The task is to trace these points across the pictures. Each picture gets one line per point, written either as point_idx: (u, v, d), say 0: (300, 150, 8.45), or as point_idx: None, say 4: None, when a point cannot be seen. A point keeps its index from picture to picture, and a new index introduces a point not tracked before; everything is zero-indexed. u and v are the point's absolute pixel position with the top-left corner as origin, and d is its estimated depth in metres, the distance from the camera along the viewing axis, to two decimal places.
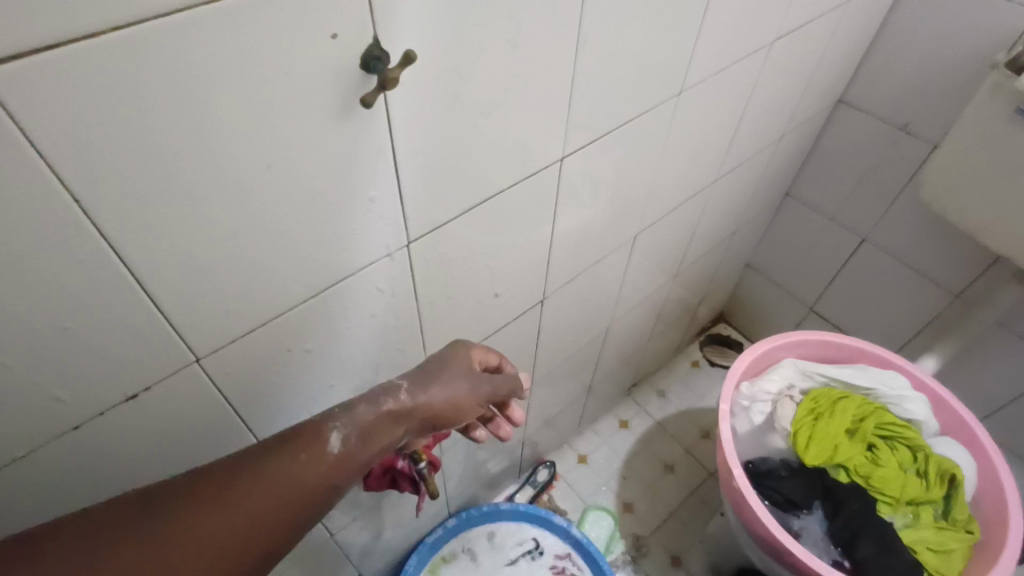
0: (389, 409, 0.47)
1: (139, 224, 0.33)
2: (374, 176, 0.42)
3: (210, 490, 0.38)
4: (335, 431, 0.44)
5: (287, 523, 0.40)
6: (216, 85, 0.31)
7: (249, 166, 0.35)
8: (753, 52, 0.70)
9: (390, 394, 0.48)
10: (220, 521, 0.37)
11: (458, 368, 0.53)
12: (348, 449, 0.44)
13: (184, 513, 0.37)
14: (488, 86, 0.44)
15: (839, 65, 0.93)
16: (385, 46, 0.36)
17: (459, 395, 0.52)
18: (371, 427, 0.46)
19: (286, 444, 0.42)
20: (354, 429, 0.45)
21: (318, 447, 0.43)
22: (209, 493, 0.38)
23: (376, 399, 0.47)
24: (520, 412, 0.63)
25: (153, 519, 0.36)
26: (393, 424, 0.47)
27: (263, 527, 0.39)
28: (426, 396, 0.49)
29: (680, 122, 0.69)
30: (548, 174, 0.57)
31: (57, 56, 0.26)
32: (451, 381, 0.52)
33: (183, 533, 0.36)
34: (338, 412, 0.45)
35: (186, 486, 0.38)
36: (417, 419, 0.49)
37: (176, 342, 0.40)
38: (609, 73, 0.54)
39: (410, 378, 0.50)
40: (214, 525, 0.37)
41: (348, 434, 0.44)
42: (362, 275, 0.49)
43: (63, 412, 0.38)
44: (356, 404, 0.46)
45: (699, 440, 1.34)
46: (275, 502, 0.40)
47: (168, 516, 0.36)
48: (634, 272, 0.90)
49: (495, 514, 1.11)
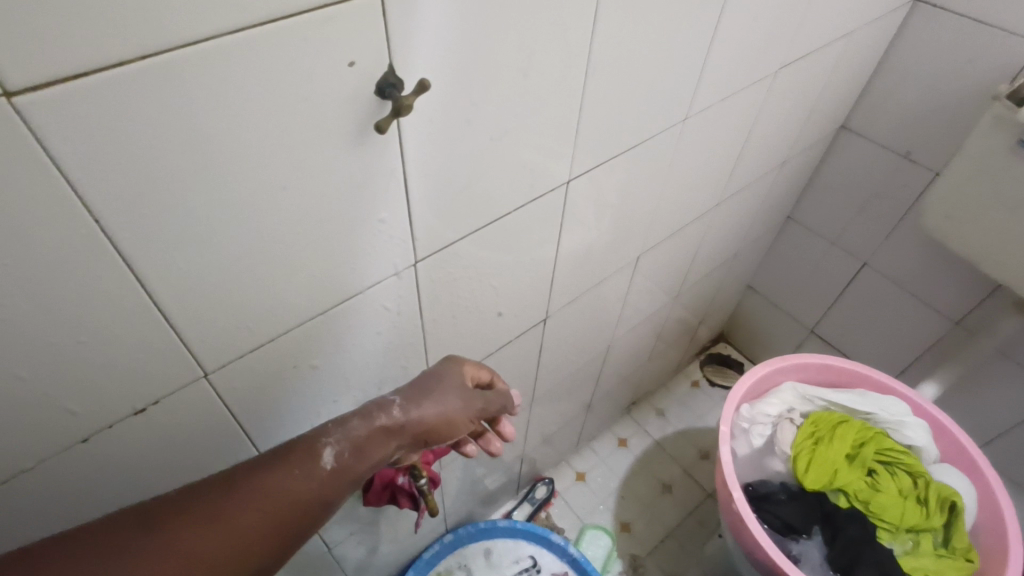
0: (382, 425, 0.47)
1: (156, 244, 0.34)
2: (385, 198, 0.43)
3: (205, 507, 0.39)
4: (328, 447, 0.44)
5: (277, 539, 0.40)
6: (237, 110, 0.32)
7: (264, 187, 0.36)
8: (758, 81, 0.71)
9: (383, 410, 0.48)
10: (213, 539, 0.38)
11: (451, 384, 0.53)
12: (342, 465, 0.44)
13: (178, 530, 0.37)
14: (499, 113, 0.45)
15: (842, 93, 0.94)
16: (400, 73, 0.37)
17: (452, 410, 0.52)
18: (364, 442, 0.46)
19: (278, 460, 0.42)
20: (347, 444, 0.45)
21: (310, 463, 0.43)
22: (203, 510, 0.39)
23: (369, 414, 0.47)
24: (511, 428, 0.62)
25: (145, 536, 0.36)
26: (386, 440, 0.47)
27: (254, 544, 0.39)
28: (419, 412, 0.49)
29: (685, 148, 0.70)
30: (554, 197, 0.58)
31: (86, 84, 0.27)
32: (444, 397, 0.52)
33: (177, 550, 0.36)
34: (331, 427, 0.45)
35: (182, 503, 0.39)
36: (409, 434, 0.49)
37: (187, 358, 0.41)
38: (616, 101, 0.55)
39: (403, 394, 0.50)
40: (208, 542, 0.37)
41: (341, 449, 0.44)
42: (371, 294, 0.49)
43: (74, 425, 0.39)
44: (348, 420, 0.46)
45: (697, 460, 1.33)
46: (266, 519, 0.40)
47: (163, 532, 0.37)
48: (637, 292, 0.91)
49: (493, 531, 1.10)
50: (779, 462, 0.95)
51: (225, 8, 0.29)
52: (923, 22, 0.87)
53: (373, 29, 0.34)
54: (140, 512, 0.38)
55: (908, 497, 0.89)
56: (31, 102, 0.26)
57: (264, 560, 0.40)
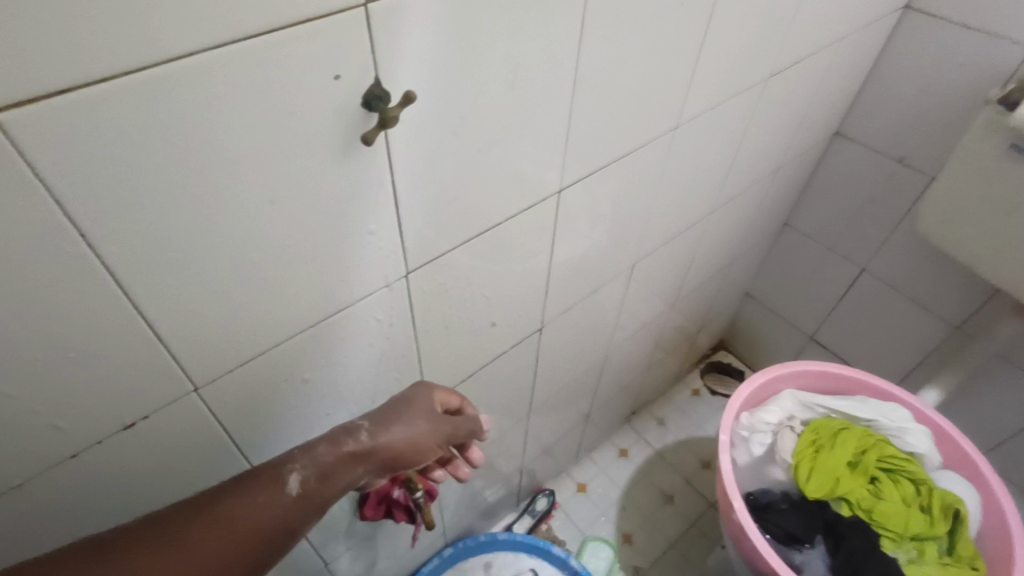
0: (349, 450, 0.47)
1: (144, 262, 0.34)
2: (372, 210, 0.43)
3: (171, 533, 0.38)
4: (293, 473, 0.44)
5: (242, 567, 0.40)
6: (220, 122, 0.32)
7: (251, 200, 0.36)
8: (747, 88, 0.71)
9: (351, 435, 0.48)
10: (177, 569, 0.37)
11: (419, 408, 0.53)
12: (307, 491, 0.44)
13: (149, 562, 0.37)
14: (488, 124, 0.46)
15: (835, 98, 0.94)
16: (386, 85, 0.37)
17: (420, 435, 0.51)
18: (331, 467, 0.45)
19: (241, 487, 0.42)
20: (314, 470, 0.44)
21: (274, 490, 0.43)
22: (172, 535, 0.38)
23: (337, 440, 0.47)
24: (479, 454, 0.62)
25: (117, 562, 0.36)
26: (352, 465, 0.47)
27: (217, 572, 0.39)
28: (387, 437, 0.49)
29: (677, 154, 0.70)
30: (546, 206, 0.58)
31: (72, 100, 0.27)
32: (413, 421, 0.51)
33: None
34: (297, 454, 0.45)
35: (153, 529, 0.38)
36: (377, 459, 0.48)
37: (176, 373, 0.41)
38: (605, 109, 0.55)
39: (371, 419, 0.50)
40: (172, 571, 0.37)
41: (307, 475, 0.44)
42: (362, 306, 0.49)
43: (62, 440, 0.39)
44: (315, 445, 0.46)
45: (699, 470, 1.32)
46: (229, 548, 0.39)
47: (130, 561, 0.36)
48: (633, 299, 0.91)
49: (493, 545, 1.09)
50: (778, 470, 0.95)
51: (211, 24, 0.29)
52: (912, 28, 0.88)
53: (358, 43, 0.34)
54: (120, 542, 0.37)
55: (912, 504, 0.87)
56: (13, 118, 0.26)
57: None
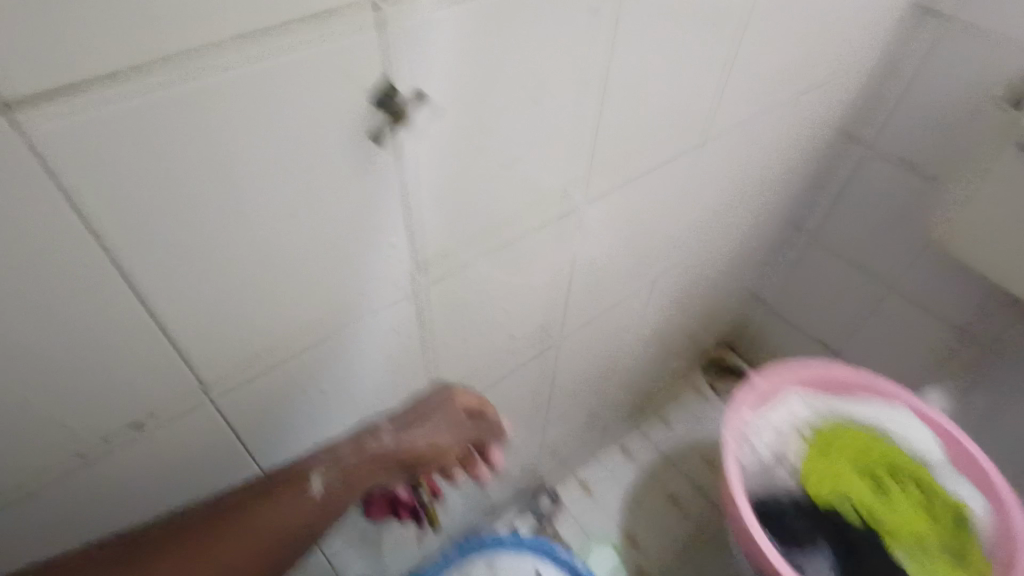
0: (371, 453, 0.46)
1: (160, 265, 0.34)
2: (390, 217, 0.42)
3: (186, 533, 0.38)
4: (316, 474, 0.43)
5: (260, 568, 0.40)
6: (235, 121, 0.31)
7: (268, 204, 0.35)
8: (772, 99, 0.70)
9: (374, 436, 0.48)
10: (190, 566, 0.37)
11: (443, 412, 0.52)
12: (330, 492, 0.43)
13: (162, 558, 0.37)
14: (509, 133, 0.45)
15: (856, 104, 0.93)
16: (404, 89, 0.36)
17: (441, 438, 0.51)
18: (354, 470, 0.45)
19: (266, 486, 0.42)
20: (337, 471, 0.44)
21: (297, 490, 0.42)
22: (185, 534, 0.38)
23: (359, 441, 0.47)
24: (503, 462, 0.60)
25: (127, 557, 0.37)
26: (376, 468, 0.47)
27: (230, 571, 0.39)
28: (409, 439, 0.49)
29: (700, 164, 0.69)
30: (567, 218, 0.57)
31: (82, 94, 0.26)
32: (435, 424, 0.51)
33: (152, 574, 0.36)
34: (322, 455, 0.45)
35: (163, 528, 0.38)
36: (399, 462, 0.48)
37: (188, 377, 0.40)
38: (630, 120, 0.54)
39: (394, 421, 0.50)
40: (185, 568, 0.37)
41: (330, 476, 0.44)
42: (377, 313, 0.48)
43: (73, 444, 0.38)
44: (338, 446, 0.46)
45: (708, 476, 1.31)
46: (248, 547, 0.39)
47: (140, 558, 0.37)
48: (647, 305, 0.89)
49: (498, 546, 1.08)
50: (791, 477, 0.94)
51: (223, 17, 0.28)
52: None
53: (375, 45, 0.33)
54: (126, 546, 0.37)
55: (921, 511, 0.87)
56: (21, 112, 0.26)
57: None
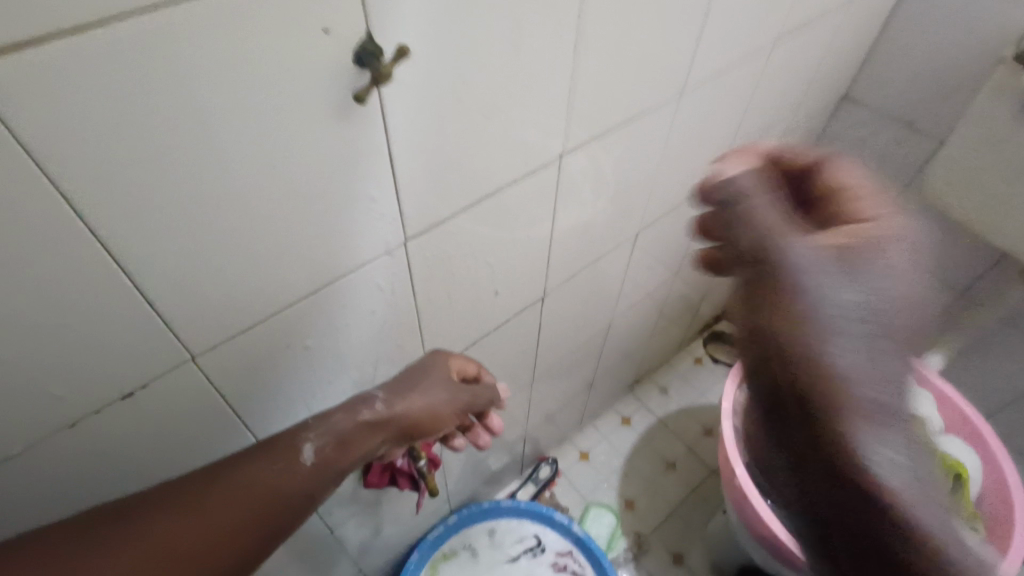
0: (365, 419, 0.46)
1: (135, 225, 0.33)
2: (372, 175, 0.42)
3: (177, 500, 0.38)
4: (308, 442, 0.44)
5: (261, 532, 0.40)
6: (206, 79, 0.31)
7: (243, 164, 0.35)
8: (755, 51, 0.69)
9: (367, 404, 0.47)
10: (184, 532, 0.37)
11: (437, 376, 0.52)
12: (323, 458, 0.44)
13: (159, 523, 0.37)
14: (491, 86, 0.44)
15: (845, 60, 0.92)
16: (379, 41, 0.36)
17: (437, 403, 0.51)
18: (346, 436, 0.45)
19: (257, 454, 0.42)
20: (329, 438, 0.44)
21: (291, 457, 0.42)
22: (180, 501, 0.38)
23: (352, 409, 0.47)
24: (498, 421, 0.62)
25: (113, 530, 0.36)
26: (370, 434, 0.47)
27: (230, 537, 0.39)
28: (404, 406, 0.48)
29: (682, 118, 0.68)
30: (548, 172, 0.57)
31: (45, 52, 0.26)
32: (430, 389, 0.51)
33: (148, 542, 0.36)
34: (313, 422, 0.45)
35: (159, 496, 0.38)
36: (395, 428, 0.48)
37: (173, 342, 0.40)
38: (609, 71, 0.53)
39: (386, 389, 0.50)
40: (184, 535, 0.37)
41: (322, 444, 0.44)
42: (361, 273, 0.48)
43: (60, 410, 0.38)
44: (331, 414, 0.46)
45: (700, 437, 1.33)
46: (245, 514, 0.39)
47: (137, 527, 0.36)
48: (636, 268, 0.90)
49: (496, 511, 1.10)
50: None
51: None
52: None
53: None
54: (122, 511, 0.37)
55: None
56: None
57: (241, 556, 0.39)
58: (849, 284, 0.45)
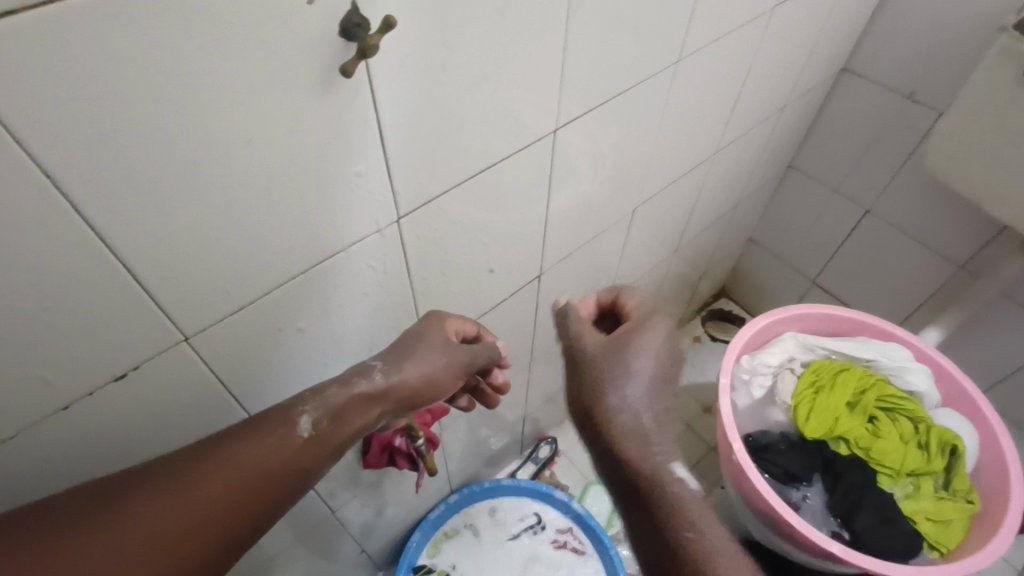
0: (362, 391, 0.47)
1: (119, 203, 0.33)
2: (360, 150, 0.41)
3: (168, 480, 0.38)
4: (304, 415, 0.44)
5: (257, 507, 0.41)
6: (185, 51, 0.30)
7: (226, 141, 0.34)
8: (753, 20, 0.68)
9: (364, 375, 0.47)
10: (176, 512, 0.37)
11: (433, 343, 0.51)
12: (318, 432, 0.44)
13: (150, 505, 0.37)
14: (479, 57, 0.43)
15: (844, 31, 0.90)
16: (364, 12, 0.35)
17: (436, 371, 0.50)
18: (342, 408, 0.45)
19: (250, 430, 0.42)
20: (324, 411, 0.44)
21: (285, 431, 0.43)
22: (171, 482, 0.38)
23: (348, 381, 0.47)
24: (503, 377, 0.62)
25: (106, 512, 0.36)
26: (366, 406, 0.47)
27: (222, 515, 0.39)
28: (400, 376, 0.48)
29: (678, 91, 0.67)
30: (542, 146, 0.56)
31: (15, 25, 0.25)
32: (427, 356, 0.50)
33: (141, 524, 0.37)
34: (308, 395, 0.45)
35: (151, 475, 0.38)
36: (392, 400, 0.48)
37: (164, 322, 0.40)
38: (602, 42, 0.52)
39: (384, 358, 0.49)
40: (176, 516, 0.37)
41: (318, 417, 0.44)
42: (353, 252, 0.48)
43: (51, 392, 0.38)
44: (326, 386, 0.46)
45: (700, 414, 1.33)
46: (238, 492, 0.40)
47: (129, 508, 0.37)
48: (633, 246, 0.89)
49: (497, 490, 1.12)
50: (779, 412, 0.96)
51: None
52: None
53: None
54: (117, 489, 0.37)
55: (910, 442, 0.88)
56: None
57: (240, 530, 0.40)
58: (638, 387, 0.51)
